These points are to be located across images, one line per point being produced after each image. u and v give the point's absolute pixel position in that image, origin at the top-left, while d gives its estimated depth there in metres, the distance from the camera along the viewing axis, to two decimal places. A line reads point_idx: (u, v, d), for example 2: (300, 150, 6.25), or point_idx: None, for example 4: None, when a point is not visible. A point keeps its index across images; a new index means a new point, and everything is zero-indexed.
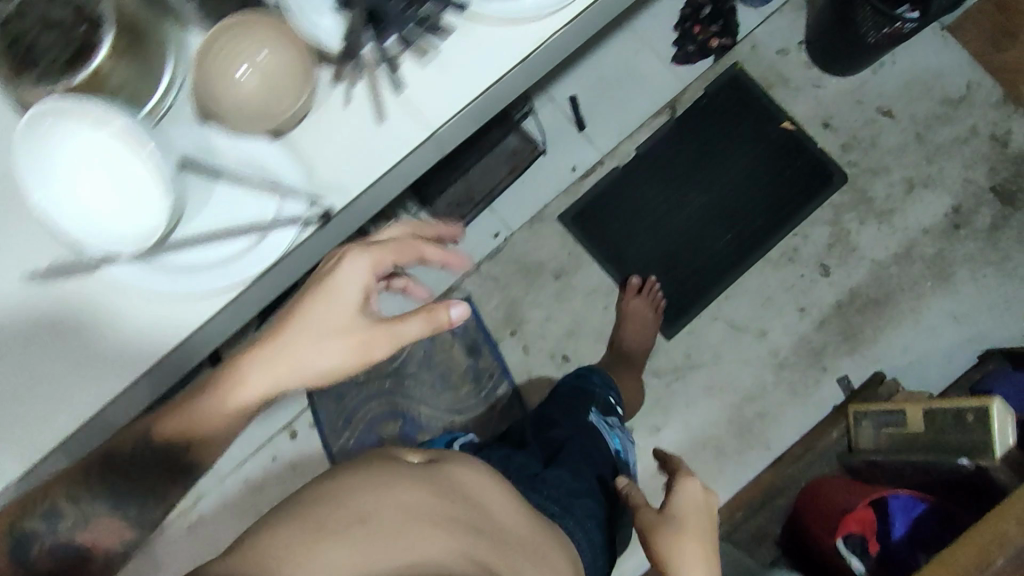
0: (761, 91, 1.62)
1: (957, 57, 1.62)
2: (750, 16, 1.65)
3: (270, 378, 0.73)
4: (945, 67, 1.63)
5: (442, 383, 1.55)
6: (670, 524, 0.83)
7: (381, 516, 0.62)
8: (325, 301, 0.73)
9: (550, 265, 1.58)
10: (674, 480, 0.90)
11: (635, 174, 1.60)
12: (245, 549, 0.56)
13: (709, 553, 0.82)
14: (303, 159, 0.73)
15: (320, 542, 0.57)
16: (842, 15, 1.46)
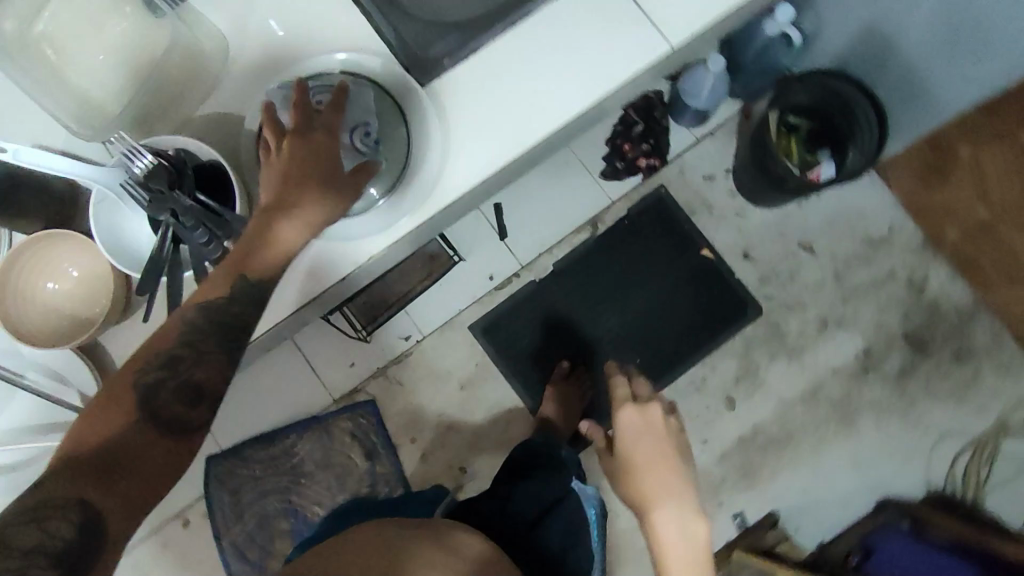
0: (685, 217, 1.62)
1: (884, 199, 1.62)
2: (682, 137, 1.64)
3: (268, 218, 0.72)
4: (873, 208, 1.62)
5: (336, 486, 1.56)
6: (629, 463, 0.93)
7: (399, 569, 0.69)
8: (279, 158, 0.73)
9: (457, 373, 1.59)
10: (617, 412, 0.99)
11: (546, 292, 1.60)
12: None
13: (667, 466, 0.92)
14: None
15: None
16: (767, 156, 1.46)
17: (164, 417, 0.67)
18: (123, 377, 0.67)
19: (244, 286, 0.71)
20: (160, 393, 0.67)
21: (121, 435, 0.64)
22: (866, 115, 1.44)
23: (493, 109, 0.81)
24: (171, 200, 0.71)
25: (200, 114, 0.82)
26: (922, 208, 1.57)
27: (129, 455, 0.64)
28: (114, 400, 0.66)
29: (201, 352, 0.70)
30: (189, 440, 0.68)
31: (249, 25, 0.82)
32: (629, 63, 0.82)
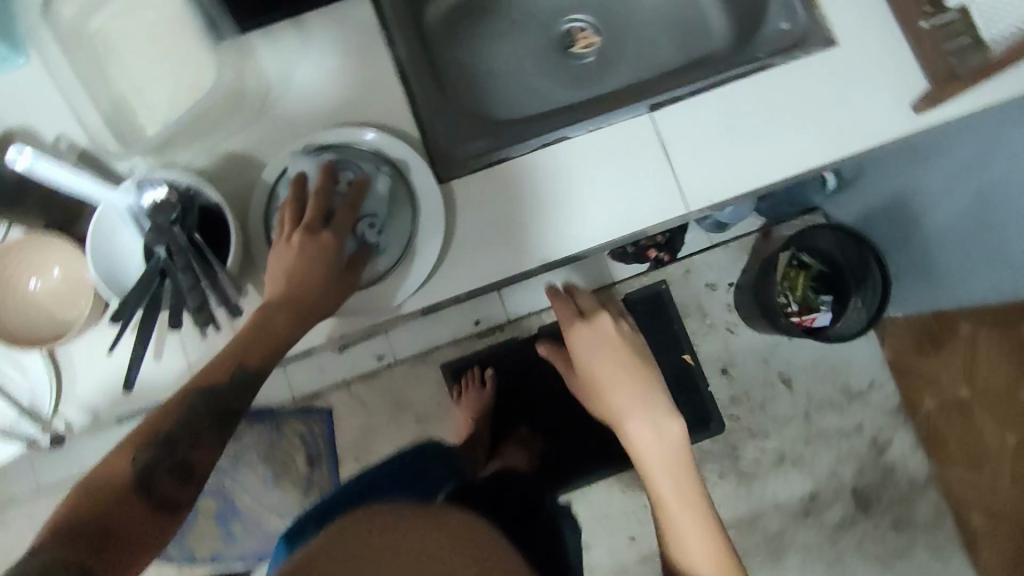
0: (679, 317, 1.59)
1: (874, 354, 1.61)
2: (700, 239, 1.60)
3: (271, 308, 0.66)
4: (859, 359, 1.61)
5: (271, 482, 1.51)
6: (594, 390, 0.83)
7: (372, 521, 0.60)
8: (286, 245, 0.69)
9: (418, 406, 1.55)
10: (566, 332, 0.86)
11: (527, 355, 1.53)
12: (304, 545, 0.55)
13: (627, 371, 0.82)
14: (69, 376, 0.76)
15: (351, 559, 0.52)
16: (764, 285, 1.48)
17: (160, 497, 0.56)
18: (120, 452, 0.57)
19: (242, 375, 0.63)
20: (157, 471, 0.57)
21: (105, 513, 0.53)
22: (870, 275, 1.39)
23: (505, 219, 0.82)
24: (170, 235, 0.72)
25: (219, 149, 0.82)
26: (907, 371, 1.56)
27: (115, 539, 0.52)
28: (106, 477, 0.56)
29: (214, 428, 0.61)
30: (176, 522, 0.57)
31: (294, 73, 0.83)
32: (648, 212, 0.83)
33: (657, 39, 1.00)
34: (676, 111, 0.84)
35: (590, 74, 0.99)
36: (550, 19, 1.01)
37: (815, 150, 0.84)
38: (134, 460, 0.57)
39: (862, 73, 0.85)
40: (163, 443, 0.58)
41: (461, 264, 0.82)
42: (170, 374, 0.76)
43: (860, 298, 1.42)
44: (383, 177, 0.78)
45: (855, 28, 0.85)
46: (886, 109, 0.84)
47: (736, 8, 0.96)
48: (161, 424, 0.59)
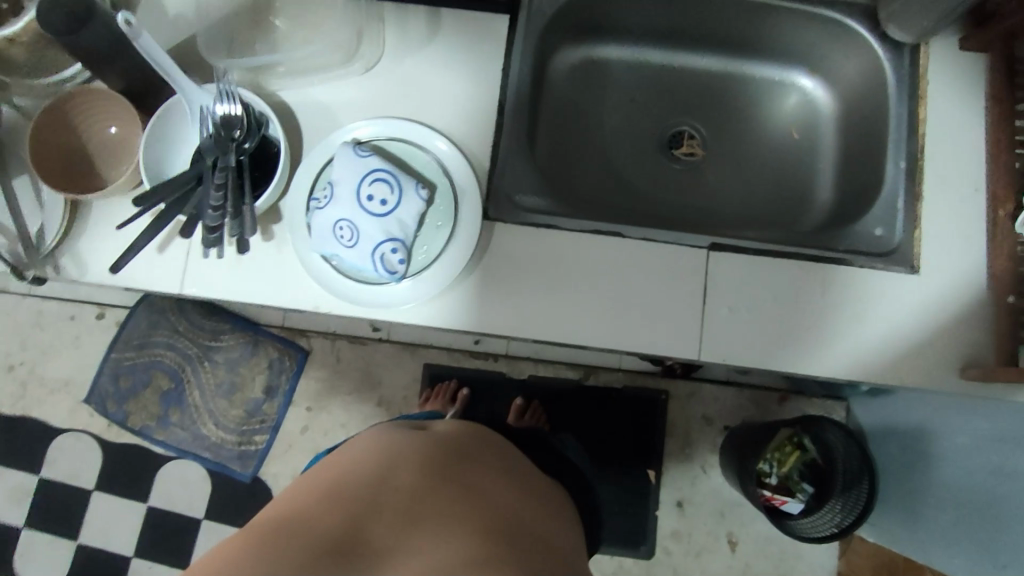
0: (663, 426, 1.43)
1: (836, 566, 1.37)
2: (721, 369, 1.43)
3: None
4: (821, 563, 1.37)
5: (225, 390, 1.46)
6: None
7: (344, 464, 0.69)
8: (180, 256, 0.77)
9: (385, 389, 1.45)
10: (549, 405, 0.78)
11: (506, 391, 1.44)
12: (300, 492, 0.65)
13: None
14: (78, 224, 0.79)
15: (319, 509, 0.60)
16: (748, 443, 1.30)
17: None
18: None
19: None
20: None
21: None
22: (857, 488, 1.15)
23: (524, 274, 0.82)
24: (224, 151, 0.75)
25: (306, 95, 0.84)
26: None
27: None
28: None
29: None
30: None
31: (408, 58, 0.85)
32: (658, 339, 0.82)
33: (757, 179, 0.98)
34: (732, 261, 0.83)
35: (677, 182, 0.98)
36: (666, 114, 1.00)
37: (852, 362, 0.81)
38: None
39: (925, 306, 0.82)
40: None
41: (463, 294, 0.81)
42: (163, 271, 0.79)
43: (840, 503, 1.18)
44: (410, 187, 0.76)
45: (943, 266, 0.82)
46: (940, 357, 0.80)
47: (846, 186, 0.93)
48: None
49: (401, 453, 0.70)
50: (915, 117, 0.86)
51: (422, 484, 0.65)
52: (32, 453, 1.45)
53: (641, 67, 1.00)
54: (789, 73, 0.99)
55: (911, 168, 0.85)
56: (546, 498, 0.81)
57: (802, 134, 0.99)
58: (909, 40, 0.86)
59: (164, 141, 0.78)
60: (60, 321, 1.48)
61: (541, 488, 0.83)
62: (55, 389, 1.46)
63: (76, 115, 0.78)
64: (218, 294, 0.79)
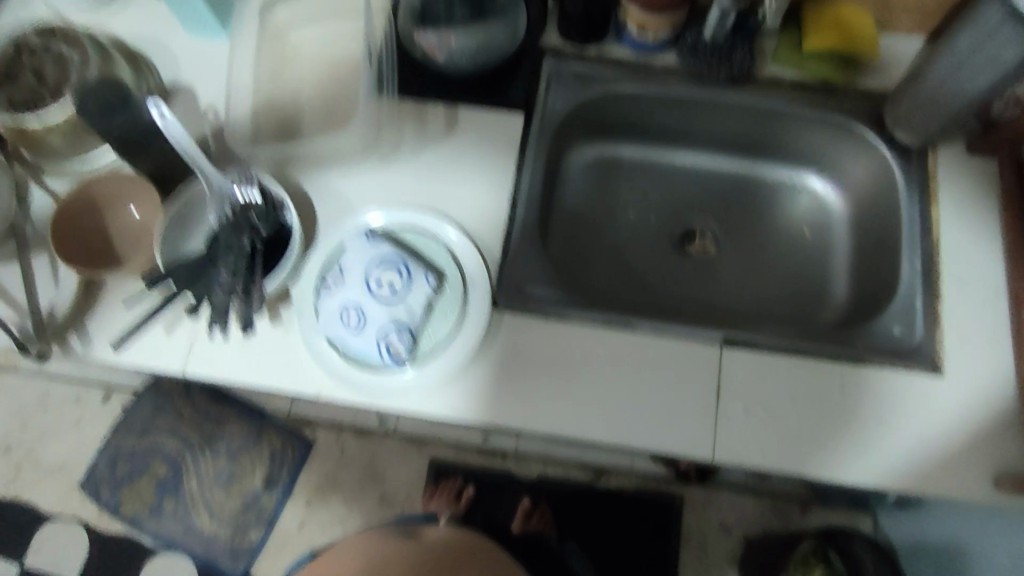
0: (678, 536, 1.35)
1: None
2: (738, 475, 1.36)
3: None
4: None
5: (223, 481, 1.41)
6: None
7: None
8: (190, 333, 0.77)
9: (387, 485, 1.39)
10: None
11: (513, 490, 1.38)
12: None
13: None
14: (88, 303, 0.79)
15: None
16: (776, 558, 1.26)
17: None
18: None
19: None
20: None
21: None
22: None
23: (532, 366, 0.80)
24: (239, 235, 0.77)
25: (325, 184, 0.86)
26: None
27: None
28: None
29: None
30: None
31: (425, 151, 0.87)
32: (671, 439, 0.78)
33: (770, 276, 0.97)
34: (746, 359, 0.81)
35: (688, 278, 0.97)
36: (677, 212, 1.02)
37: (880, 470, 0.76)
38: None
39: (952, 413, 0.78)
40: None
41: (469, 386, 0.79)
42: (168, 351, 0.78)
43: None
44: (421, 273, 0.77)
45: (968, 371, 0.79)
46: (975, 469, 0.75)
47: (859, 286, 0.92)
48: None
49: None
50: (927, 219, 0.86)
51: None
52: (18, 541, 1.39)
53: (652, 167, 1.03)
54: (798, 175, 1.01)
55: (927, 268, 0.84)
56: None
57: (814, 234, 0.99)
58: (915, 145, 0.87)
59: (182, 223, 0.79)
60: (66, 403, 1.46)
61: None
62: (51, 474, 1.42)
63: (101, 197, 0.80)
64: (219, 377, 0.78)
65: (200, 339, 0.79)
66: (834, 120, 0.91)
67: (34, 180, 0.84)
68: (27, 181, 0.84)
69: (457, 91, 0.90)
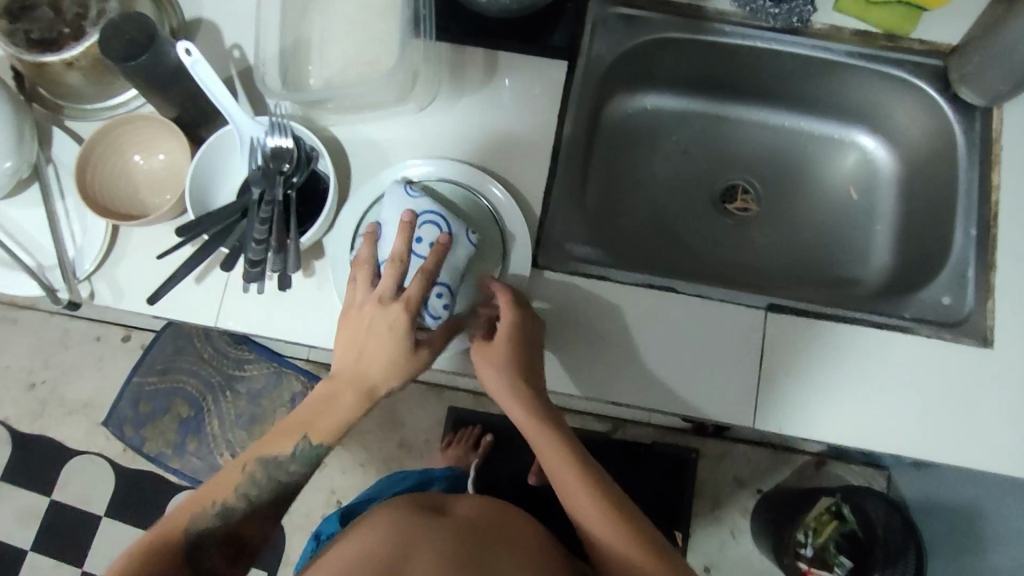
0: (692, 488, 1.37)
1: None
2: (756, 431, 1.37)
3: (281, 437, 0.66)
4: None
5: (244, 423, 1.41)
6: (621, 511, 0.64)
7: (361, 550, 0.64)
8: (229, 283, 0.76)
9: (407, 430, 1.41)
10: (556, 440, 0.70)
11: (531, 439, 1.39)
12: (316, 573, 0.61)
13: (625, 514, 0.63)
14: (118, 251, 0.77)
15: None
16: (786, 510, 1.28)
17: (205, 572, 0.62)
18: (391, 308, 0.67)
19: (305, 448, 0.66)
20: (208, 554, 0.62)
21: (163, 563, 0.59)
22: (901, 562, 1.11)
23: (568, 327, 0.78)
24: (271, 184, 0.73)
25: (358, 132, 0.82)
26: None
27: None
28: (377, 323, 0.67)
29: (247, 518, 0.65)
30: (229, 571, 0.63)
31: (463, 99, 0.83)
32: (709, 405, 0.77)
33: (812, 237, 0.94)
34: (790, 326, 0.78)
35: (728, 238, 0.95)
36: (718, 167, 0.98)
37: (917, 439, 0.75)
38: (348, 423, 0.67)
39: (996, 386, 0.76)
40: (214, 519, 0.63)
41: None
42: (201, 303, 0.77)
43: None
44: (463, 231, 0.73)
45: (1016, 343, 0.77)
46: (1015, 441, 0.75)
47: (904, 252, 0.89)
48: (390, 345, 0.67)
49: (413, 539, 0.64)
50: (987, 183, 0.82)
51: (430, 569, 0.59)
52: (46, 474, 1.42)
53: (696, 119, 0.98)
54: (848, 132, 0.96)
55: (982, 236, 0.81)
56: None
57: (861, 193, 0.95)
58: (981, 102, 0.82)
59: (211, 171, 0.76)
60: (87, 341, 1.46)
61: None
62: (75, 411, 1.44)
63: (126, 141, 0.77)
64: (253, 329, 0.76)
65: (233, 289, 0.77)
66: (895, 74, 0.86)
67: (55, 119, 0.80)
68: (49, 120, 0.80)
69: (496, 35, 0.85)
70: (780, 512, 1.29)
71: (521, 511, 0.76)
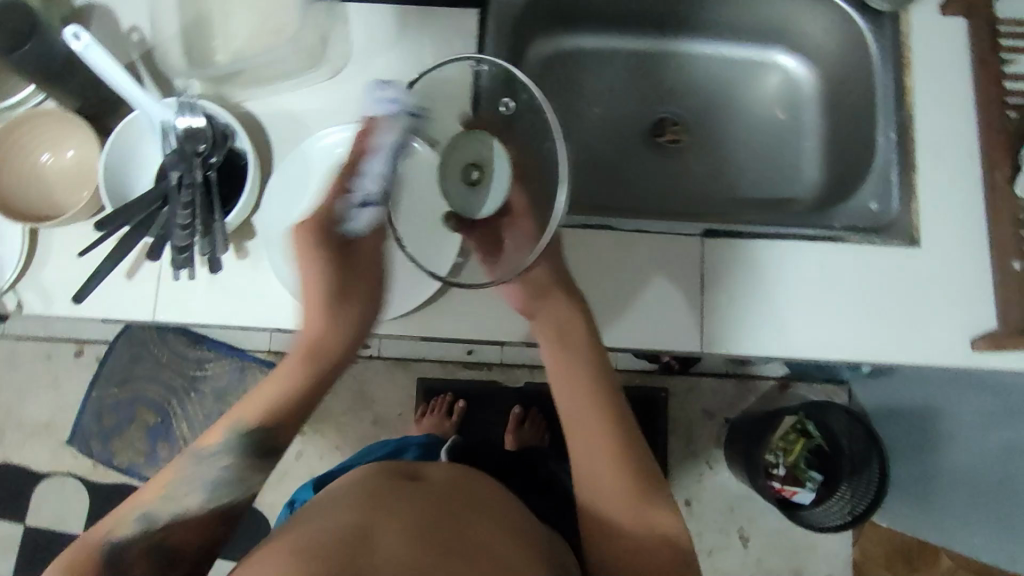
0: (664, 428, 1.41)
1: (841, 547, 1.38)
2: (719, 361, 1.41)
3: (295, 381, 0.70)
4: (823, 546, 1.38)
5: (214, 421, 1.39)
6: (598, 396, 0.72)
7: (329, 514, 0.64)
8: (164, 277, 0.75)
9: (378, 406, 1.41)
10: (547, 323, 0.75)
11: (503, 399, 1.40)
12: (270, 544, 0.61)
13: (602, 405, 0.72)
14: (42, 256, 0.75)
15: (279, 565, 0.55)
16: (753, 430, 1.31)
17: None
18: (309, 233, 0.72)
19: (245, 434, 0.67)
20: (130, 549, 0.59)
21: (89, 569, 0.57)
22: (869, 472, 1.16)
23: None
24: (189, 166, 0.72)
25: (271, 104, 0.80)
26: None
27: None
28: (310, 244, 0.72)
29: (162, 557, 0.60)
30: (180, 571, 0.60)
31: (376, 59, 0.81)
32: (655, 335, 0.78)
33: (743, 161, 0.96)
34: (726, 251, 0.80)
35: (664, 171, 0.95)
36: (645, 100, 0.98)
37: (860, 344, 0.78)
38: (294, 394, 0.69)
39: (929, 284, 0.79)
40: (140, 524, 0.61)
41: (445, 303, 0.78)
42: (135, 297, 0.75)
43: (849, 489, 1.20)
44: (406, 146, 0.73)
45: (941, 238, 0.79)
46: (948, 333, 0.77)
47: (832, 165, 0.91)
48: (369, 265, 0.74)
49: (377, 508, 0.64)
50: (902, 87, 0.83)
51: (393, 535, 0.60)
52: (17, 500, 1.40)
53: (620, 56, 0.98)
54: (767, 54, 0.97)
55: (901, 139, 0.82)
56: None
57: (786, 113, 0.97)
58: (888, 7, 0.83)
59: (124, 160, 0.73)
60: (35, 361, 1.42)
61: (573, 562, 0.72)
62: (37, 433, 1.41)
63: (32, 139, 0.74)
64: (189, 317, 0.75)
65: (166, 282, 0.75)
66: None
67: None
68: None
69: None
70: (747, 431, 1.33)
71: (491, 482, 0.78)
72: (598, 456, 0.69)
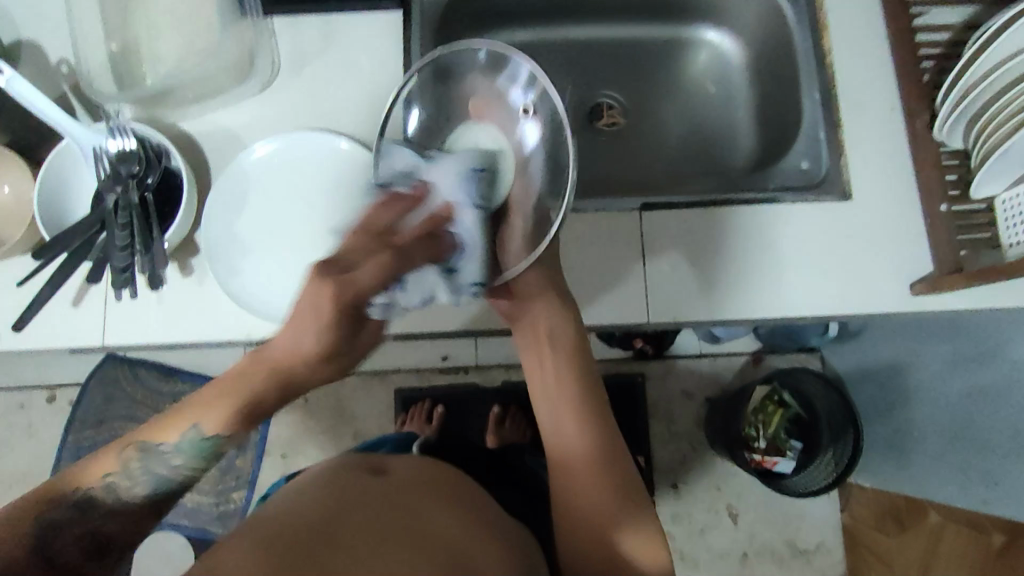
0: (644, 414, 1.41)
1: (830, 514, 1.38)
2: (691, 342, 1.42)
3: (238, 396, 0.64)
4: (812, 514, 1.39)
5: None
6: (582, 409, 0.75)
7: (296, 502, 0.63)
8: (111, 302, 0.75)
9: (359, 422, 1.41)
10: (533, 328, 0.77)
11: (482, 402, 1.37)
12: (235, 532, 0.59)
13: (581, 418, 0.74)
14: None
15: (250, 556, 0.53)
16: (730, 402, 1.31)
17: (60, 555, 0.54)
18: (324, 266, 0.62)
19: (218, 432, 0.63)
20: (97, 507, 0.58)
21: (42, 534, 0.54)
22: (844, 438, 1.19)
23: None
24: (125, 188, 0.72)
25: (206, 122, 0.81)
26: (862, 545, 1.35)
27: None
28: (318, 309, 0.61)
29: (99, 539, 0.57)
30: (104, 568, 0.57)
31: (307, 69, 0.83)
32: (603, 310, 0.80)
33: (681, 137, 0.98)
34: (665, 221, 0.81)
35: (606, 154, 0.97)
36: (581, 87, 1.00)
37: (805, 300, 0.79)
38: (267, 403, 0.65)
39: (865, 234, 0.80)
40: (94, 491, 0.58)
41: None
42: (85, 325, 0.75)
43: (831, 453, 1.21)
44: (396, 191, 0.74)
45: (873, 190, 0.81)
46: (890, 281, 0.79)
47: (766, 132, 0.93)
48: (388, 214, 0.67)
49: (346, 496, 0.63)
50: (820, 49, 0.86)
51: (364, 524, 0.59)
52: None
53: (552, 47, 1.00)
54: (694, 32, 0.99)
55: (825, 99, 0.84)
56: (535, 562, 0.71)
57: (718, 86, 0.99)
58: None
59: (59, 189, 0.74)
60: (8, 411, 1.41)
61: (531, 548, 0.73)
62: (15, 483, 1.39)
63: None
64: (140, 339, 0.75)
65: (114, 306, 0.76)
66: None
67: None
68: None
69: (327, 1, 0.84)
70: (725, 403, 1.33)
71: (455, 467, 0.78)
72: (580, 473, 0.72)
